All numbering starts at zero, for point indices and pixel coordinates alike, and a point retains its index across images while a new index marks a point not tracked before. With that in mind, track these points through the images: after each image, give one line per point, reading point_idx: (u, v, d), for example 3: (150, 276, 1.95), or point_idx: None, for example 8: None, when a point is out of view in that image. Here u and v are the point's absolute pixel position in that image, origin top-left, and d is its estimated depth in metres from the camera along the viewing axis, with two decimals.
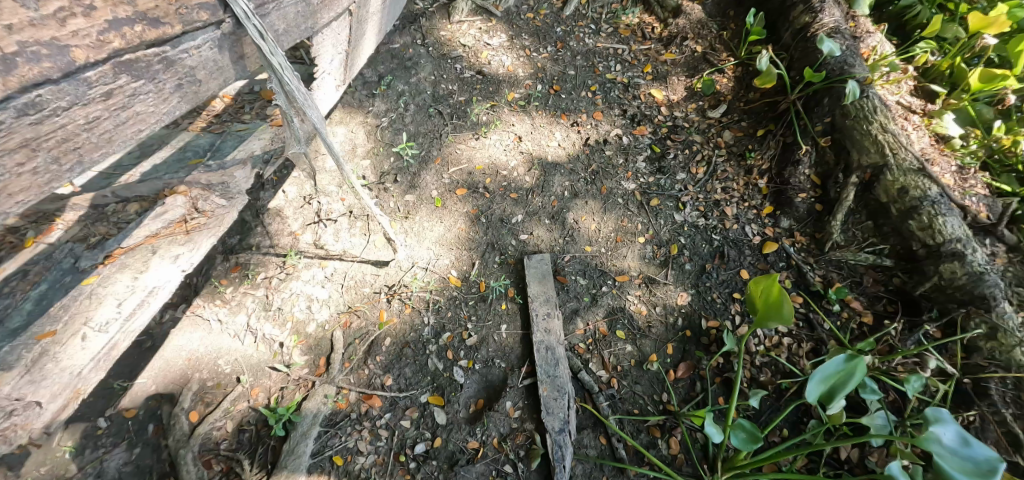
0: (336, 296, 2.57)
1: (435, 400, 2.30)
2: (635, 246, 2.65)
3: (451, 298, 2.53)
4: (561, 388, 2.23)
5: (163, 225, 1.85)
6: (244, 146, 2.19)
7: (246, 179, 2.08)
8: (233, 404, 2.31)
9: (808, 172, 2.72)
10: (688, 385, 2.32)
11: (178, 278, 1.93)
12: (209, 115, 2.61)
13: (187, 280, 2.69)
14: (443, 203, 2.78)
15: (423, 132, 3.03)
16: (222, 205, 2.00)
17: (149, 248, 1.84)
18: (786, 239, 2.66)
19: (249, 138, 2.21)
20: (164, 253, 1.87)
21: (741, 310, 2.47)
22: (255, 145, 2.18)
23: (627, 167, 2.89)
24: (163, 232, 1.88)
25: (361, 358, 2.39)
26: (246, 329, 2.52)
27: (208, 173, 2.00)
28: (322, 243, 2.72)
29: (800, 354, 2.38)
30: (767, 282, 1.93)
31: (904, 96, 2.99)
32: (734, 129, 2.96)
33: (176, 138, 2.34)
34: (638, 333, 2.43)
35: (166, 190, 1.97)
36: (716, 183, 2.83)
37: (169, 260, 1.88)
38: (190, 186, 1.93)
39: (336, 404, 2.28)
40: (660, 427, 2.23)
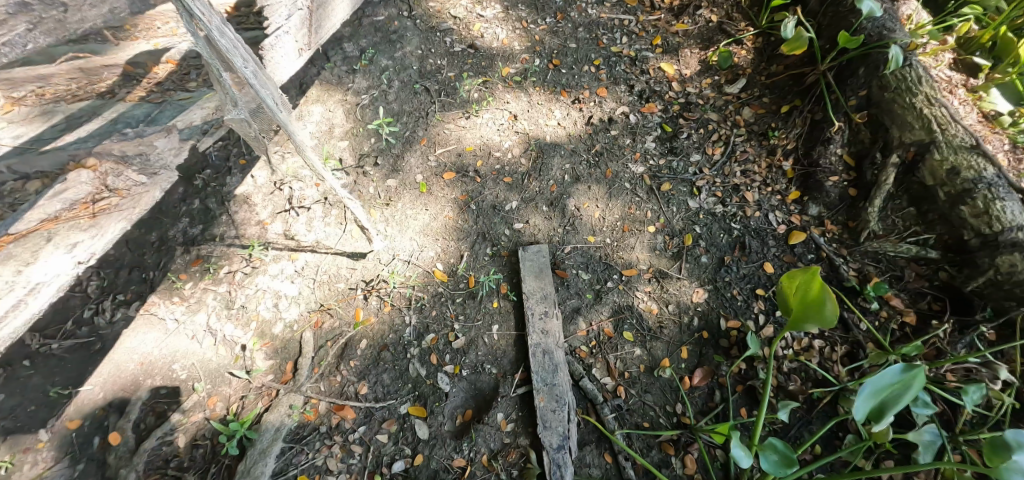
0: (307, 292, 2.27)
1: (416, 411, 2.01)
2: (645, 236, 2.35)
3: (435, 295, 2.23)
4: (560, 398, 1.94)
5: (63, 206, 1.79)
6: (184, 117, 2.13)
7: (170, 149, 2.04)
8: (187, 414, 2.03)
9: (840, 153, 2.41)
10: (707, 395, 2.02)
11: (73, 270, 1.77)
12: (150, 84, 2.42)
13: (143, 275, 2.41)
14: (429, 189, 2.49)
15: (408, 110, 2.74)
16: (139, 183, 1.97)
17: (43, 235, 1.74)
18: (815, 228, 2.36)
19: (192, 107, 2.15)
20: (61, 241, 1.76)
21: (765, 308, 2.17)
22: (194, 114, 2.12)
23: (634, 148, 2.59)
24: (64, 215, 1.80)
25: (333, 362, 2.10)
26: (206, 329, 2.24)
27: (124, 143, 1.98)
28: (293, 233, 2.43)
29: (834, 360, 2.08)
30: (804, 277, 1.63)
31: (944, 69, 2.59)
32: (754, 106, 2.65)
33: (111, 109, 2.19)
34: (648, 334, 2.13)
35: (72, 164, 1.93)
36: (735, 165, 2.52)
37: (64, 249, 1.75)
38: (101, 160, 1.91)
39: (303, 416, 1.99)
40: (674, 443, 1.93)
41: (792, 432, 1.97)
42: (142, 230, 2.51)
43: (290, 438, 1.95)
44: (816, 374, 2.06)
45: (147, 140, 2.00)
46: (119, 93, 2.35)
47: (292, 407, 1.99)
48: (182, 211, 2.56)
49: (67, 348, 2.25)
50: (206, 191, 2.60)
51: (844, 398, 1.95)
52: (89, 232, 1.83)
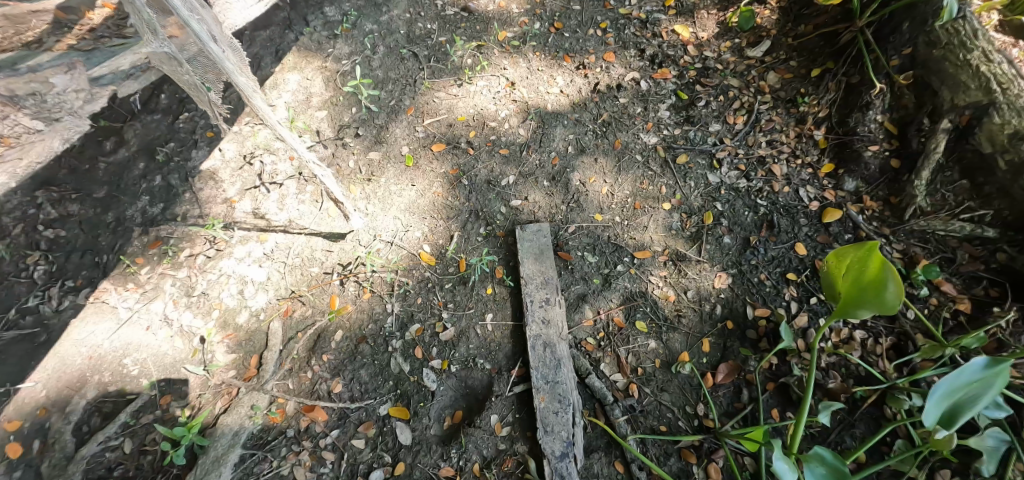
0: (276, 277, 2.01)
1: (397, 413, 1.74)
2: (659, 214, 2.08)
3: (421, 280, 1.97)
4: (563, 398, 1.68)
5: None
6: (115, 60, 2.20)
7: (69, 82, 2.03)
8: (135, 416, 1.77)
9: (881, 119, 2.11)
10: (732, 394, 1.75)
11: None
12: (83, 31, 2.36)
13: (96, 259, 2.15)
14: (416, 162, 2.22)
15: (394, 77, 2.46)
16: None
17: None
18: (852, 205, 2.08)
19: (122, 53, 2.22)
20: None
21: (798, 295, 1.90)
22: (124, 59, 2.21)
23: (646, 117, 2.31)
24: None
25: (304, 357, 1.84)
26: (162, 319, 1.97)
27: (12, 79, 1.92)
28: (262, 212, 2.16)
29: (878, 353, 1.81)
30: (859, 253, 1.35)
31: None
32: (780, 70, 2.37)
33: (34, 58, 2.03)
34: (664, 325, 1.86)
35: None
36: (760, 135, 2.25)
37: None
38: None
39: (268, 418, 1.73)
40: (696, 450, 1.66)
41: (831, 436, 1.72)
42: (98, 210, 2.25)
43: (251, 443, 1.69)
44: (858, 370, 1.79)
45: (42, 76, 1.96)
46: (47, 41, 2.26)
47: (254, 408, 1.72)
48: (142, 189, 2.29)
49: (7, 341, 1.97)
50: (169, 166, 2.34)
51: (893, 398, 1.68)
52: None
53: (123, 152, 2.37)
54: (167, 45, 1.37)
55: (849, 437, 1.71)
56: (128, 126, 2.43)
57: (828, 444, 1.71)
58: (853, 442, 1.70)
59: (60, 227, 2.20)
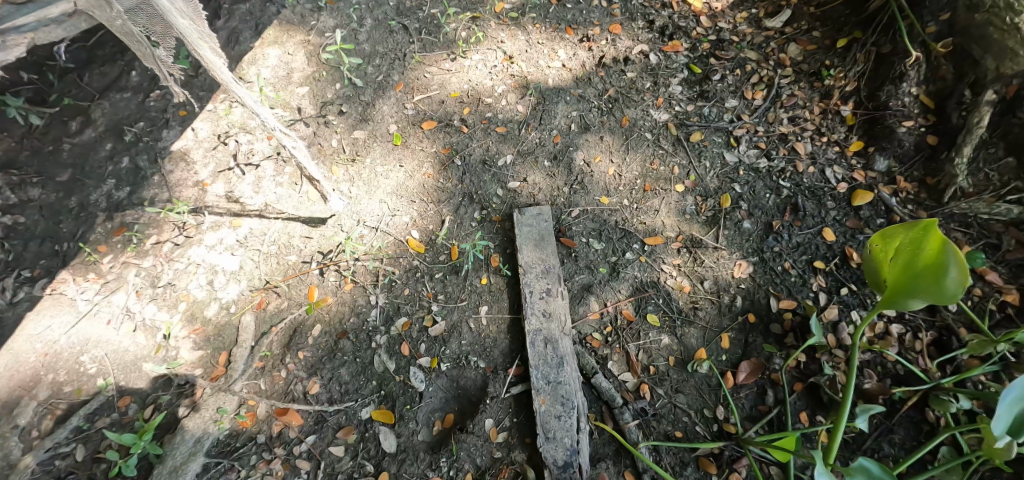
0: (250, 266, 1.82)
1: (381, 417, 1.56)
2: (671, 196, 1.89)
3: (409, 269, 1.79)
4: (566, 401, 1.49)
5: None
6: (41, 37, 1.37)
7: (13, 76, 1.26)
8: (89, 420, 1.59)
9: (916, 92, 1.91)
10: (756, 395, 1.57)
11: None
12: None
13: (55, 246, 1.92)
14: (404, 141, 2.03)
15: (382, 51, 2.25)
16: None
17: None
18: (884, 186, 1.88)
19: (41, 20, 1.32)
20: None
21: (827, 285, 1.71)
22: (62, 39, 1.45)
23: (656, 93, 2.12)
24: None
25: (279, 354, 1.66)
26: (124, 313, 1.78)
27: None
28: (236, 195, 1.97)
29: (918, 350, 1.63)
30: (913, 233, 1.17)
31: None
32: (802, 41, 2.17)
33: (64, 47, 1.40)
34: (679, 319, 1.68)
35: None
36: (781, 112, 2.05)
37: None
38: None
39: (236, 423, 1.55)
40: (716, 459, 1.48)
41: (867, 443, 1.53)
42: (60, 194, 2.01)
43: (216, 451, 1.51)
44: (896, 368, 1.60)
45: None
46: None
47: (219, 412, 1.53)
48: (108, 172, 2.06)
49: None
50: (138, 146, 2.11)
51: (937, 400, 1.50)
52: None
53: (90, 132, 2.13)
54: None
55: (887, 444, 1.52)
56: (95, 105, 2.19)
57: (864, 451, 1.52)
58: (891, 449, 1.52)
59: (19, 213, 1.96)
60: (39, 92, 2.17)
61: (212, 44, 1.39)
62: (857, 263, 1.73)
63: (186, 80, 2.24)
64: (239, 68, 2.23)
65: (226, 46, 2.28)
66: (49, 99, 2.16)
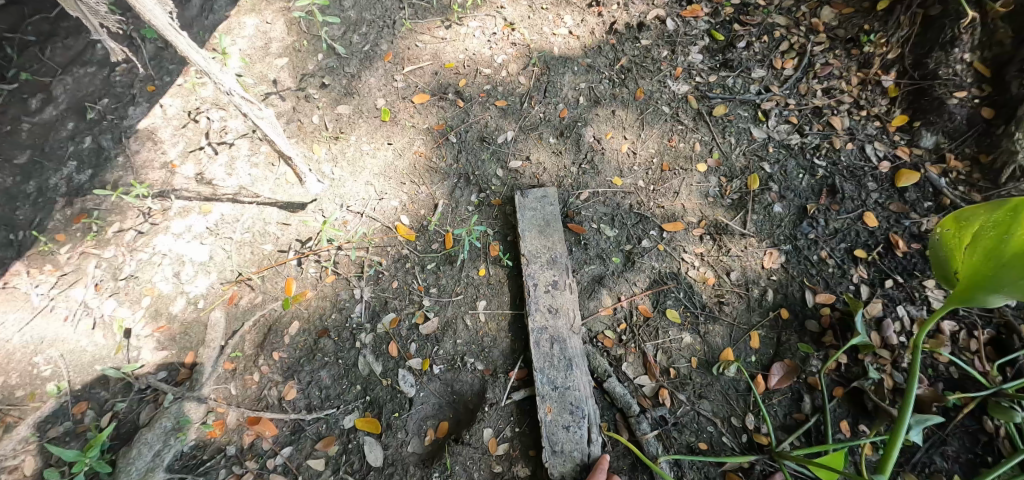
0: (222, 257, 1.64)
1: (366, 426, 1.38)
2: (692, 177, 1.69)
3: (398, 259, 1.60)
4: (576, 409, 1.31)
5: None
6: None
7: None
8: (41, 429, 1.42)
9: (970, 58, 1.67)
10: (790, 401, 1.38)
11: None
12: None
13: (8, 235, 1.70)
14: (393, 116, 1.83)
15: (369, 18, 2.03)
16: None
17: None
18: (931, 165, 1.67)
19: None
20: None
21: (870, 277, 1.51)
22: None
23: (674, 62, 1.90)
24: None
25: (251, 354, 1.49)
26: (82, 308, 1.58)
27: None
28: (207, 178, 1.78)
29: (973, 350, 1.43)
30: (999, 215, 1.01)
31: None
32: (837, 4, 1.94)
33: None
34: (701, 315, 1.49)
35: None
36: (814, 82, 1.84)
37: None
38: None
39: (203, 433, 1.38)
40: (745, 475, 1.30)
41: (916, 456, 1.35)
42: (17, 178, 1.79)
43: (179, 465, 1.34)
44: (949, 371, 1.41)
45: None
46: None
47: (181, 422, 1.35)
48: (68, 152, 1.84)
49: None
50: (102, 125, 1.89)
51: (997, 408, 1.31)
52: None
53: (51, 110, 1.90)
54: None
55: (939, 457, 1.34)
56: (57, 81, 1.95)
57: (913, 465, 1.33)
58: (944, 463, 1.33)
59: None
60: None
61: None
62: (903, 252, 1.53)
63: (156, 53, 2.02)
64: (213, 37, 2.00)
65: (197, 13, 2.03)
66: (8, 75, 1.94)
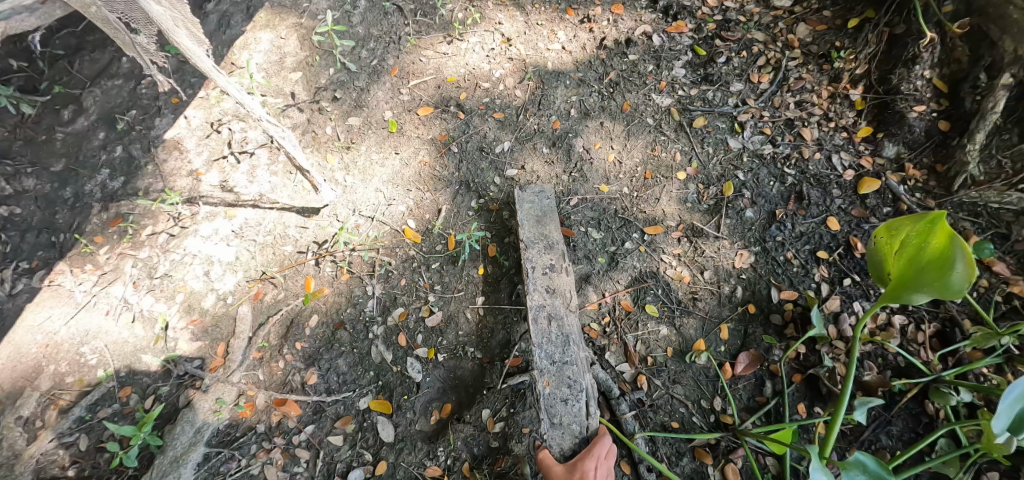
0: (246, 257, 1.82)
1: (379, 407, 1.57)
2: (672, 185, 1.86)
3: (405, 258, 1.78)
4: (573, 383, 1.44)
5: None
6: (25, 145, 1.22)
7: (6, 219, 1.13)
8: (92, 410, 1.61)
9: (929, 75, 1.84)
10: (754, 386, 1.56)
11: None
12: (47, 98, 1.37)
13: (52, 237, 1.89)
14: (399, 127, 2.00)
15: (376, 34, 2.19)
16: None
17: None
18: (891, 174, 1.83)
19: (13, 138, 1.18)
20: None
21: (830, 275, 1.68)
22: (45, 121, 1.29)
23: (659, 76, 2.06)
24: None
25: (277, 345, 1.67)
26: (122, 303, 1.77)
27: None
28: (230, 185, 1.96)
29: (920, 342, 1.60)
30: (919, 226, 1.16)
31: None
32: (812, 21, 2.09)
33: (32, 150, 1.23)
34: (678, 309, 1.66)
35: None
36: (788, 96, 1.99)
37: None
38: None
39: (235, 413, 1.56)
40: (711, 450, 1.48)
41: (864, 434, 1.52)
42: (55, 185, 1.97)
43: (216, 440, 1.52)
44: (897, 360, 1.58)
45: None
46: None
47: (217, 403, 1.55)
48: (101, 161, 2.01)
49: None
50: (131, 135, 2.06)
51: (936, 392, 1.49)
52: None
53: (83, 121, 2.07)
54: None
55: (884, 436, 1.52)
56: (86, 93, 2.12)
57: (861, 442, 1.51)
58: (888, 441, 1.51)
59: (14, 204, 1.93)
60: (30, 80, 2.12)
61: (196, 31, 1.33)
62: (861, 253, 1.69)
63: (177, 66, 2.16)
64: (230, 53, 2.16)
65: (216, 29, 2.20)
66: (41, 87, 2.11)
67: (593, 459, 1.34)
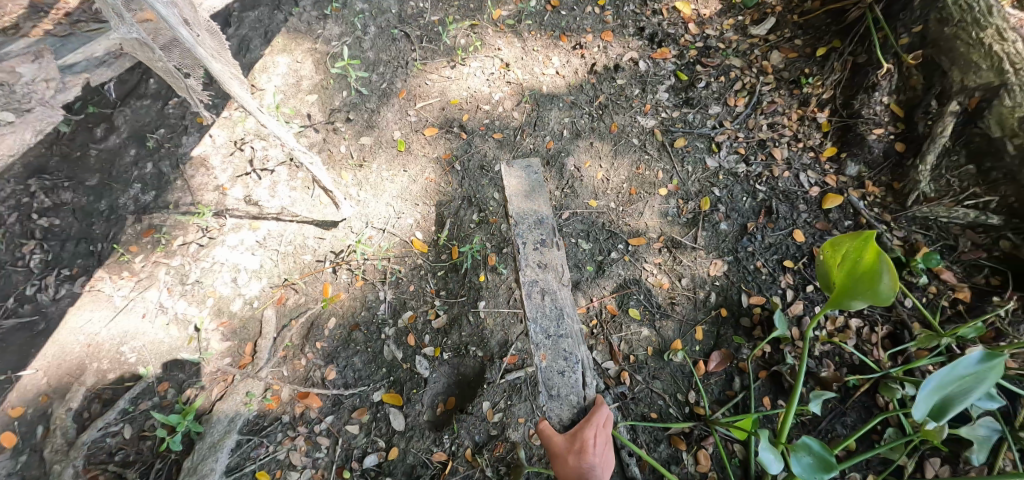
0: (269, 265, 2.02)
1: (390, 399, 1.77)
2: (655, 200, 2.05)
3: (414, 267, 1.98)
4: (568, 356, 1.78)
5: None
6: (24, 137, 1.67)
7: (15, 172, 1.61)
8: (134, 403, 1.79)
9: (886, 101, 2.04)
10: (724, 381, 1.76)
11: None
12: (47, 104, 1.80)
13: (90, 246, 2.07)
14: (408, 147, 2.20)
15: (385, 59, 2.39)
16: None
17: None
18: (853, 190, 2.02)
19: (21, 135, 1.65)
20: None
21: (794, 283, 1.87)
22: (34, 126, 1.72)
23: (644, 100, 2.26)
24: None
25: (299, 344, 1.87)
26: (158, 307, 1.96)
27: None
28: (254, 199, 2.15)
29: (873, 342, 1.80)
30: (856, 243, 1.35)
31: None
32: (784, 49, 2.29)
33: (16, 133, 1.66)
34: (657, 312, 1.86)
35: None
36: (761, 118, 2.19)
37: None
38: None
39: (263, 405, 1.76)
40: (686, 437, 1.68)
41: (821, 424, 1.72)
42: (90, 198, 2.14)
43: (247, 429, 1.72)
44: (852, 358, 1.78)
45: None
46: (24, 26, 2.04)
47: (248, 395, 1.75)
48: (133, 176, 2.19)
49: (5, 330, 1.91)
50: (160, 152, 2.24)
51: (886, 387, 1.67)
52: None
53: (114, 138, 2.23)
54: (136, 30, 1.29)
55: (839, 425, 1.71)
56: (117, 112, 2.28)
57: (818, 431, 1.71)
58: (842, 430, 1.71)
59: (53, 215, 2.09)
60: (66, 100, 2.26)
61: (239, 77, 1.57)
62: None
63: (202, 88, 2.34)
64: (251, 77, 2.35)
65: (237, 54, 2.39)
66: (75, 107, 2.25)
67: (592, 428, 1.58)
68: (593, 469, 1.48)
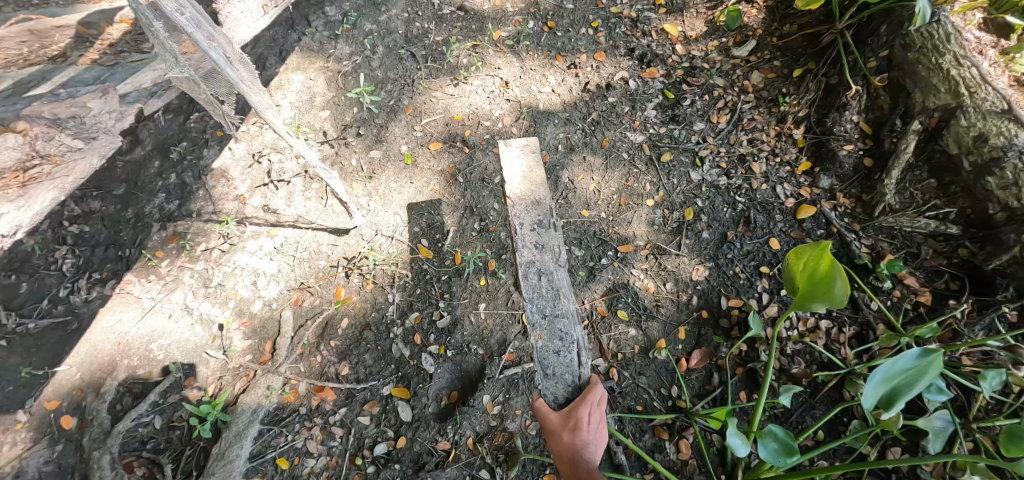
0: (287, 269, 2.19)
1: (399, 393, 1.93)
2: (642, 210, 2.22)
3: (420, 273, 2.14)
4: (564, 336, 1.86)
5: None
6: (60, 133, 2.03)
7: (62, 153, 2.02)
8: (163, 396, 1.95)
9: (857, 120, 2.20)
10: (704, 377, 1.92)
11: None
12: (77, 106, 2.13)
13: (118, 252, 2.22)
14: (414, 160, 2.37)
15: (393, 77, 2.56)
16: None
17: None
18: (825, 201, 2.18)
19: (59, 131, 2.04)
20: None
21: (770, 287, 2.04)
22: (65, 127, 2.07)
23: (633, 116, 2.43)
24: None
25: (314, 343, 2.04)
26: (183, 308, 2.12)
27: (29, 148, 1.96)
28: (272, 207, 2.32)
29: (841, 341, 1.96)
30: (815, 253, 1.51)
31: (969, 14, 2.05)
32: (764, 70, 2.46)
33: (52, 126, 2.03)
34: (644, 314, 2.03)
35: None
36: (741, 134, 2.36)
37: None
38: None
39: (282, 398, 1.92)
40: (668, 427, 1.84)
41: (792, 417, 1.89)
42: (118, 206, 2.30)
43: (268, 420, 1.88)
44: (821, 356, 1.94)
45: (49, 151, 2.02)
46: (71, 55, 2.41)
47: (270, 389, 1.92)
48: (157, 186, 2.35)
49: (42, 328, 2.06)
50: (183, 164, 2.40)
51: (851, 383, 1.84)
52: (16, 202, 1.96)
53: (139, 151, 2.39)
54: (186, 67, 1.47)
55: (809, 417, 1.88)
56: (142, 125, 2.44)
57: (790, 423, 1.88)
58: (811, 422, 1.87)
59: (84, 223, 2.25)
60: None
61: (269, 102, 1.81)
62: None
63: None
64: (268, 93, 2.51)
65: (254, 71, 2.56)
66: None
67: (587, 407, 1.72)
68: (586, 444, 1.65)
